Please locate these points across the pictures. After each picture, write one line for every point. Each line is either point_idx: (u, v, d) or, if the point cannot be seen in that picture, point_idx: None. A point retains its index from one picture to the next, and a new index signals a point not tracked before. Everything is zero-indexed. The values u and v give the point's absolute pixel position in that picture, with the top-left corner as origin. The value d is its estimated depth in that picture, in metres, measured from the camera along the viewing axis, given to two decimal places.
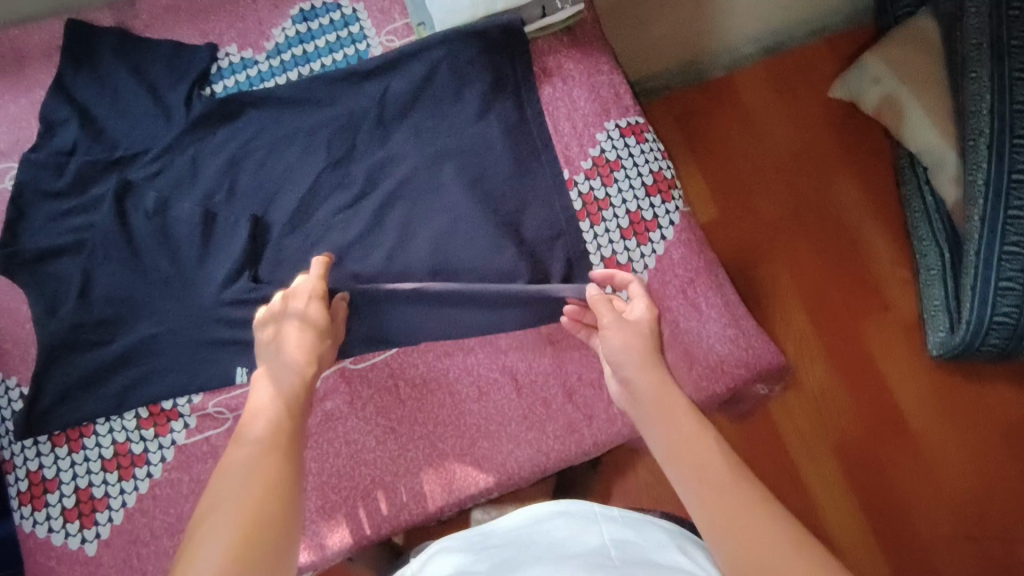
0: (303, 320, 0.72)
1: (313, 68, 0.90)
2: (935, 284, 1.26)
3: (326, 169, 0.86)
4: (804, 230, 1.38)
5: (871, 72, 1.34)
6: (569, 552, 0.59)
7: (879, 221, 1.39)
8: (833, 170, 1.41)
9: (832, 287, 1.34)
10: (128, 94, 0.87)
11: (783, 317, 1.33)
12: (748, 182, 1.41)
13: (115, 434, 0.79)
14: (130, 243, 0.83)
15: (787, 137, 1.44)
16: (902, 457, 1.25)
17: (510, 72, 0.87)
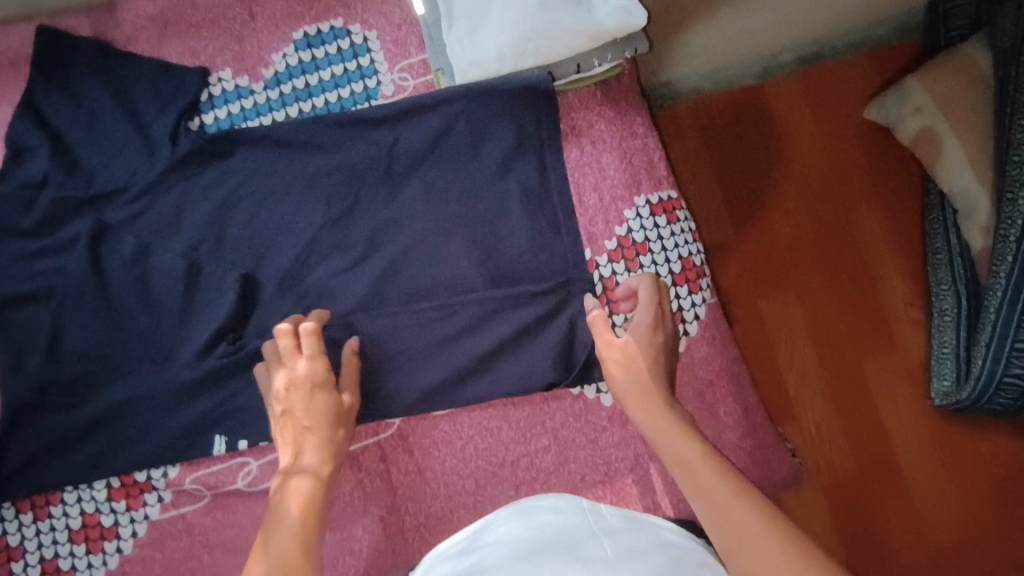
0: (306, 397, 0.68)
1: (315, 104, 0.81)
2: (947, 333, 1.12)
3: (325, 226, 0.77)
4: (818, 262, 1.19)
5: (913, 99, 1.11)
6: (561, 541, 0.56)
7: (899, 254, 1.20)
8: (860, 190, 1.21)
9: (842, 324, 1.17)
10: (105, 119, 0.78)
11: (787, 352, 1.17)
12: (761, 202, 1.21)
13: (84, 504, 0.74)
14: (105, 295, 0.76)
15: (814, 148, 1.22)
16: (895, 508, 1.12)
17: (535, 131, 0.78)
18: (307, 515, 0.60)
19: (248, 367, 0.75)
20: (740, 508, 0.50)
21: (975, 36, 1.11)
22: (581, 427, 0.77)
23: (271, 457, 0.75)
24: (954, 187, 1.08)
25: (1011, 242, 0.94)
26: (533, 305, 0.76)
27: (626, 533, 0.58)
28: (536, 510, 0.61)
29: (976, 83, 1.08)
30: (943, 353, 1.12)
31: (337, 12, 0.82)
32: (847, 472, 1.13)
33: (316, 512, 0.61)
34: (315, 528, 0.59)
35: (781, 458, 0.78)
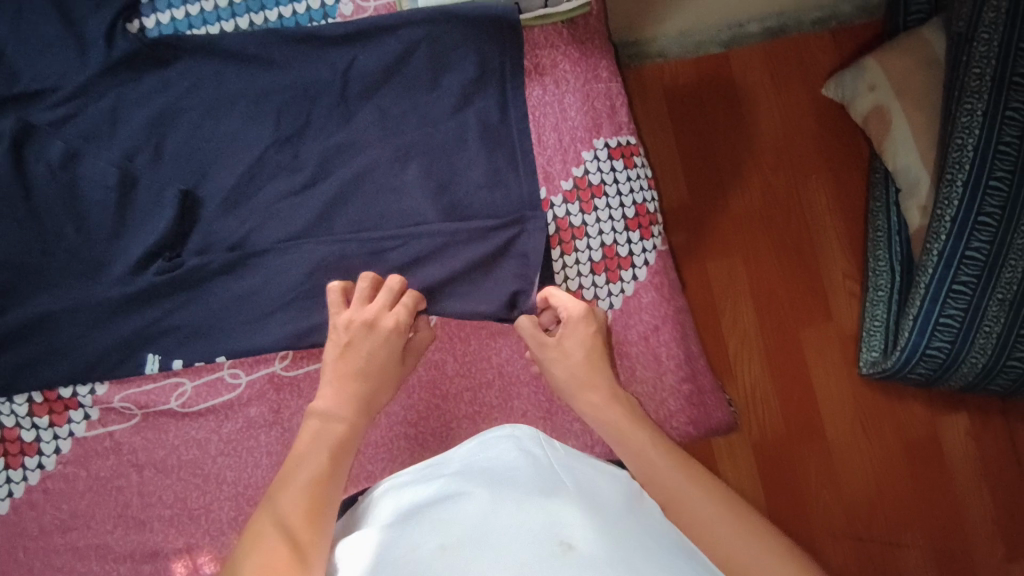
0: (374, 343, 0.66)
1: (268, 18, 0.77)
2: (879, 304, 1.18)
3: (273, 146, 0.74)
4: (765, 230, 1.26)
5: (868, 77, 1.17)
6: (521, 472, 0.56)
7: (841, 229, 1.27)
8: (809, 167, 1.27)
9: (782, 292, 1.25)
10: (32, 11, 0.72)
11: (729, 314, 1.24)
12: (718, 170, 1.26)
13: (3, 418, 0.72)
14: (28, 202, 0.71)
15: (770, 124, 1.28)
16: (814, 463, 1.20)
17: (498, 63, 0.76)
18: (336, 453, 0.60)
19: (184, 285, 0.73)
20: (679, 478, 0.59)
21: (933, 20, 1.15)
22: (525, 364, 0.78)
23: (208, 378, 0.74)
24: (898, 163, 1.14)
25: (945, 222, 0.95)
26: (489, 240, 0.74)
27: (582, 468, 0.59)
28: (492, 442, 0.61)
29: (926, 64, 1.13)
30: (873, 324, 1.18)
31: None
32: (774, 428, 1.21)
33: (342, 453, 0.60)
34: (340, 467, 0.59)
35: (719, 405, 0.80)
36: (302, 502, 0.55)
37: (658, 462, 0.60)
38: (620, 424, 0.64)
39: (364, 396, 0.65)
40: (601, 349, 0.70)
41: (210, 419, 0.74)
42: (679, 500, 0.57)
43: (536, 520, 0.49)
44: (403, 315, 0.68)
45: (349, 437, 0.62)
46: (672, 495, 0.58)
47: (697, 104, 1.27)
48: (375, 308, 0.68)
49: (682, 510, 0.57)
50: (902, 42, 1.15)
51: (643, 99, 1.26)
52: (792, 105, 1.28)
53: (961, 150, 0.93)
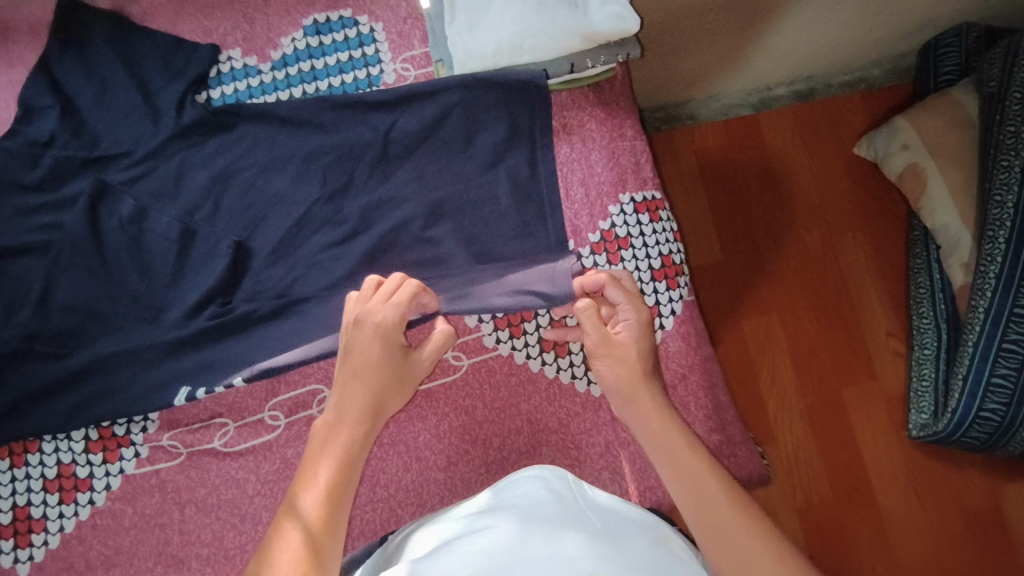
0: (372, 343, 0.67)
1: (319, 87, 0.85)
2: (927, 365, 1.17)
3: (318, 202, 0.80)
4: (804, 292, 1.27)
5: (900, 137, 1.19)
6: (551, 510, 0.57)
7: (882, 289, 1.27)
8: (846, 227, 1.29)
9: (822, 351, 1.25)
10: (115, 86, 0.81)
11: (770, 374, 1.24)
12: (754, 234, 1.29)
13: (61, 454, 0.76)
14: (100, 253, 0.78)
15: (805, 185, 1.31)
16: (863, 529, 1.18)
17: (527, 123, 0.81)
18: (342, 463, 0.63)
19: (234, 330, 0.78)
20: (712, 487, 0.62)
21: (965, 80, 1.16)
22: (554, 411, 0.79)
23: (249, 420, 0.78)
24: (937, 222, 1.14)
25: (990, 278, 1.00)
26: (518, 272, 0.78)
27: (610, 513, 0.60)
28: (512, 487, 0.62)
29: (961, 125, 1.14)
30: (921, 384, 1.18)
31: (347, 3, 0.86)
32: (820, 491, 1.20)
33: (350, 464, 0.64)
34: (349, 478, 0.63)
35: (750, 457, 0.79)
36: (319, 513, 0.59)
37: (694, 467, 0.63)
38: (663, 443, 0.66)
39: (374, 398, 0.67)
40: (642, 348, 0.72)
41: (249, 459, 0.77)
42: (711, 510, 0.60)
43: (569, 555, 0.51)
44: (396, 313, 0.67)
45: (355, 446, 0.65)
46: (704, 505, 0.61)
47: (731, 167, 1.31)
48: (369, 306, 0.68)
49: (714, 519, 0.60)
50: (933, 103, 1.17)
51: (677, 164, 1.31)
52: (827, 166, 1.31)
53: (1001, 208, 1.00)
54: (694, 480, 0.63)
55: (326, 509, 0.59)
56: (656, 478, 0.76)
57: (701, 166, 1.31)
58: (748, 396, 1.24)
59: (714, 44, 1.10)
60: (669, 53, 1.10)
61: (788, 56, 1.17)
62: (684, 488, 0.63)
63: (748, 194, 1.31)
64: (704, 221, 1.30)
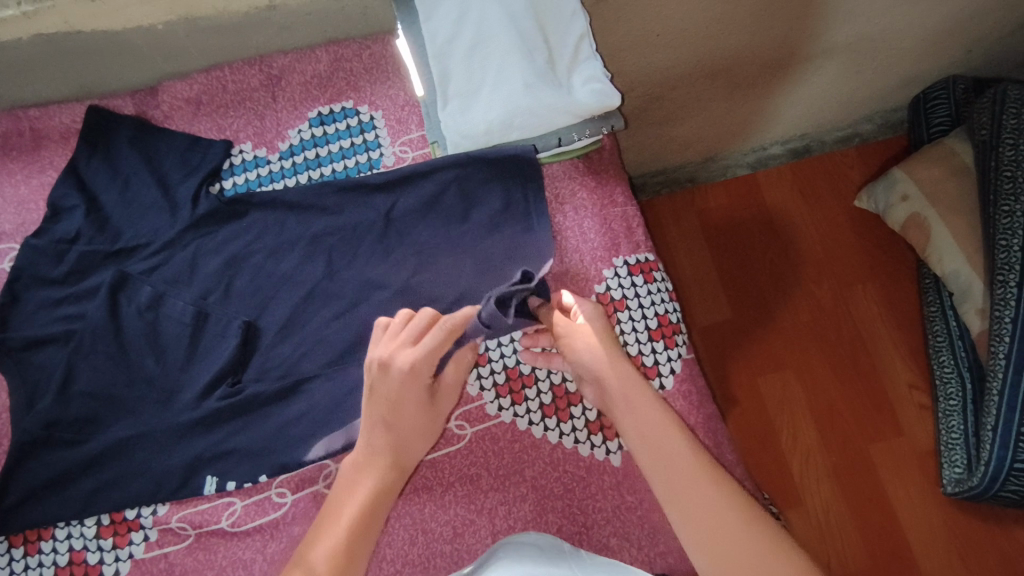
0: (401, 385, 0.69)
1: (324, 173, 0.90)
2: (953, 417, 1.14)
3: (324, 281, 0.84)
4: (819, 346, 1.26)
5: (899, 188, 1.21)
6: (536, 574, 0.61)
7: (898, 339, 1.26)
8: (854, 278, 1.29)
9: (843, 405, 1.23)
10: (137, 183, 0.87)
11: (790, 431, 1.22)
12: (763, 290, 1.29)
13: (73, 540, 0.77)
14: (119, 340, 0.82)
15: (809, 240, 1.32)
16: None
17: (521, 195, 0.85)
18: (386, 479, 0.68)
19: (246, 410, 0.80)
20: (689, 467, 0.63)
21: (956, 130, 1.19)
22: (559, 476, 0.78)
23: (256, 498, 0.78)
24: (946, 270, 1.14)
25: (1006, 323, 0.99)
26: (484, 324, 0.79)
27: None
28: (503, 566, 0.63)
29: (957, 173, 1.16)
30: (951, 435, 1.14)
31: (348, 95, 0.92)
32: (853, 553, 1.15)
33: (373, 514, 0.66)
34: (386, 497, 0.68)
35: None
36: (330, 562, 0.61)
37: (699, 488, 0.62)
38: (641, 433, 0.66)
39: (399, 448, 0.70)
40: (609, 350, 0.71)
41: (257, 538, 0.77)
42: (722, 536, 0.59)
43: None
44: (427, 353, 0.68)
45: (381, 497, 0.67)
46: (716, 532, 0.60)
47: (734, 226, 1.33)
48: (394, 348, 0.69)
49: (720, 539, 0.59)
50: (926, 154, 1.20)
51: (680, 226, 1.33)
52: (829, 220, 1.33)
53: (1009, 253, 1.00)
54: (699, 500, 0.61)
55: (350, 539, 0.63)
56: (666, 543, 0.75)
57: (704, 227, 1.34)
58: (770, 458, 1.21)
59: (707, 110, 1.15)
60: (663, 121, 1.15)
61: (780, 118, 1.22)
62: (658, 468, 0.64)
63: (753, 250, 1.32)
64: (712, 280, 1.31)
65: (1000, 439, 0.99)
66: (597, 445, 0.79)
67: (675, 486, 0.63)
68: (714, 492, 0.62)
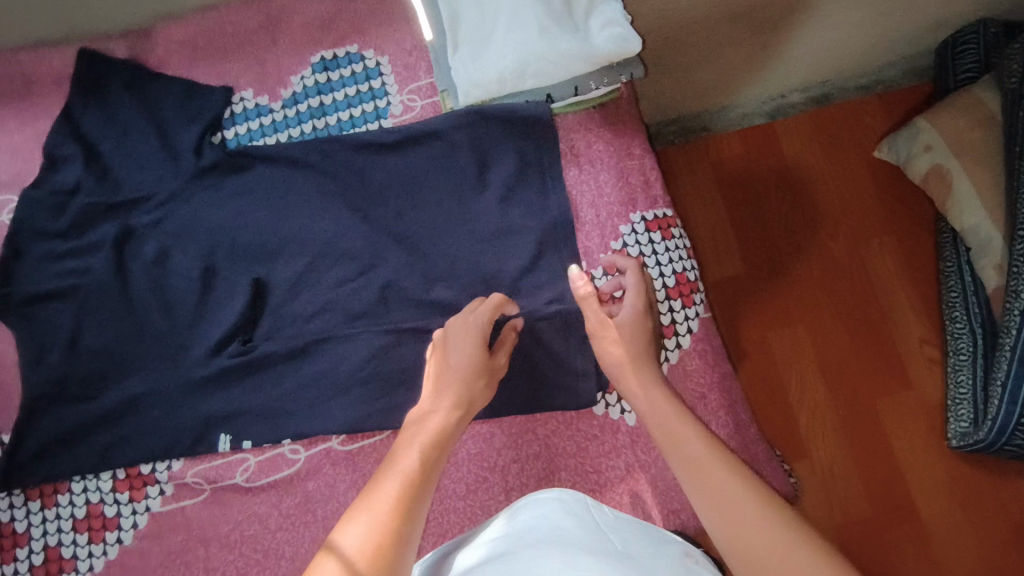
0: (463, 350, 0.70)
1: (329, 123, 0.86)
2: (963, 371, 1.14)
3: (333, 236, 0.81)
4: (831, 300, 1.24)
5: (921, 138, 1.16)
6: (564, 532, 0.57)
7: (912, 294, 1.24)
8: (870, 231, 1.26)
9: (853, 360, 1.22)
10: (136, 132, 0.83)
11: (799, 385, 1.21)
12: (776, 244, 1.27)
13: (90, 494, 0.77)
14: (126, 294, 0.80)
15: (826, 192, 1.28)
16: (905, 543, 1.14)
17: (536, 155, 0.82)
18: (426, 457, 0.61)
19: (256, 368, 0.79)
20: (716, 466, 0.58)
21: (985, 77, 1.13)
22: (572, 435, 0.78)
23: (270, 454, 0.78)
24: (965, 224, 1.11)
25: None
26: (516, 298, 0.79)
27: (626, 533, 0.59)
28: (517, 515, 0.62)
29: (983, 123, 1.11)
30: (959, 391, 1.14)
31: (353, 39, 0.87)
32: (856, 505, 1.16)
33: (414, 491, 0.58)
34: (432, 474, 0.60)
35: (774, 477, 0.77)
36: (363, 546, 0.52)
37: (702, 460, 0.59)
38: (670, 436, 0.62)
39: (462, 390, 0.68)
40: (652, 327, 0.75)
41: (272, 494, 0.77)
42: (738, 518, 0.54)
43: (582, 566, 0.50)
44: (485, 323, 0.72)
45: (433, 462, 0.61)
46: (729, 512, 0.54)
47: (749, 178, 1.29)
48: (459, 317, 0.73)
49: (727, 510, 0.55)
50: (951, 102, 1.15)
51: (693, 177, 1.30)
52: (847, 171, 1.29)
53: None
54: (717, 486, 0.57)
55: (395, 509, 0.55)
56: (679, 502, 0.75)
57: (719, 178, 1.30)
58: (778, 413, 1.21)
59: (725, 56, 1.10)
60: (679, 68, 1.10)
61: (801, 64, 1.16)
62: (688, 476, 0.59)
63: (768, 202, 1.29)
64: (726, 233, 1.28)
65: (1009, 395, 0.98)
66: (613, 404, 0.78)
67: (684, 460, 0.60)
68: (721, 469, 0.58)
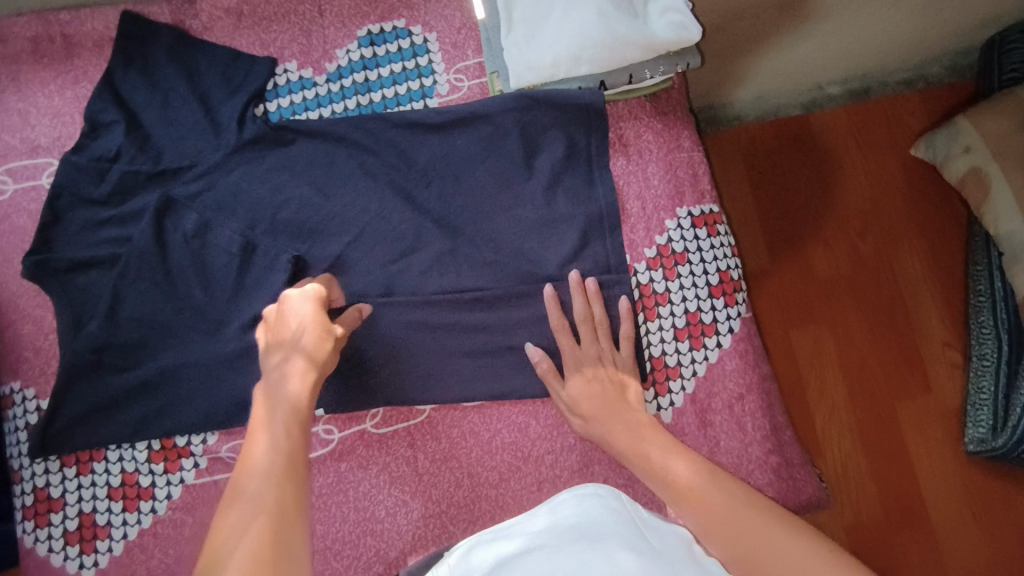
0: (301, 313, 0.69)
1: (373, 99, 0.84)
2: (985, 377, 1.12)
3: (375, 219, 0.80)
4: (856, 297, 1.23)
5: (961, 139, 1.13)
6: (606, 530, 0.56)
7: (937, 295, 1.23)
8: (900, 230, 1.24)
9: (874, 358, 1.21)
10: (178, 99, 0.82)
11: (819, 382, 1.21)
12: (804, 237, 1.25)
13: (125, 463, 0.78)
14: (165, 266, 0.79)
15: (857, 189, 1.26)
16: (913, 539, 1.14)
17: (585, 143, 0.80)
18: (300, 398, 0.62)
19: None
20: (700, 480, 0.63)
21: None
22: None
23: None
24: (1000, 229, 1.07)
25: None
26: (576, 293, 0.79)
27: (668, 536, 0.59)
28: (529, 521, 0.62)
29: None
30: (980, 395, 1.13)
31: (401, 13, 0.86)
32: (869, 500, 1.16)
33: (297, 433, 0.59)
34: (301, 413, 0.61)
35: (808, 480, 0.77)
36: (271, 485, 0.53)
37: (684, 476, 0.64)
38: (648, 454, 0.67)
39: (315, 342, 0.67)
40: (608, 329, 0.77)
41: None
42: (728, 523, 0.58)
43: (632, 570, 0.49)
44: (319, 296, 0.72)
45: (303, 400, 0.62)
46: (719, 519, 0.59)
47: (782, 169, 1.26)
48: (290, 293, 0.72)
49: (717, 513, 0.59)
50: (993, 103, 1.10)
51: (725, 165, 1.26)
52: (881, 169, 1.26)
53: None
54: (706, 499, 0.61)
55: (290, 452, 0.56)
56: None
57: (751, 167, 1.26)
58: (797, 407, 1.20)
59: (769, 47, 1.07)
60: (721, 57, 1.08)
61: (846, 57, 1.14)
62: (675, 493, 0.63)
63: (800, 194, 1.26)
64: (755, 224, 1.25)
65: None
66: (650, 401, 0.79)
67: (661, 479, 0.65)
68: (704, 479, 0.63)
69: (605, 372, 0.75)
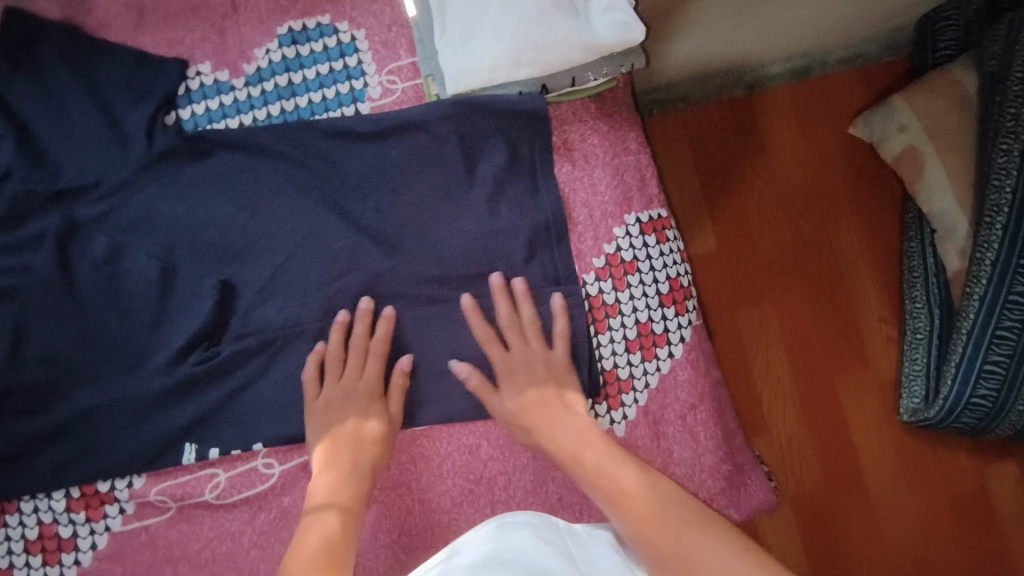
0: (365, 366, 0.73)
1: (298, 104, 0.78)
2: (919, 349, 1.06)
3: (306, 236, 0.74)
4: (797, 267, 1.15)
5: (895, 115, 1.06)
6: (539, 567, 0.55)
7: (879, 262, 1.15)
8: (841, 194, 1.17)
9: (815, 331, 1.14)
10: (75, 108, 0.73)
11: (760, 356, 1.13)
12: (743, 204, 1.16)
13: (42, 514, 0.71)
14: (72, 296, 0.72)
15: (797, 153, 1.18)
16: (857, 516, 1.09)
17: (527, 150, 0.77)
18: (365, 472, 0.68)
19: (223, 377, 0.73)
20: (643, 490, 0.63)
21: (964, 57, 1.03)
22: None
23: (241, 468, 0.73)
24: (933, 208, 1.01)
25: (986, 265, 0.87)
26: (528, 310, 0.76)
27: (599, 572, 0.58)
28: (466, 550, 0.59)
29: (959, 105, 1.01)
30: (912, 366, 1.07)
31: (324, 8, 0.79)
32: (813, 477, 1.10)
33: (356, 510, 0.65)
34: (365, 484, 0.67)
35: (758, 484, 0.79)
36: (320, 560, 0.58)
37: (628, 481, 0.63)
38: (585, 457, 0.66)
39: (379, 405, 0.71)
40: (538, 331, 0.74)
41: (244, 510, 0.72)
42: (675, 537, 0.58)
43: None
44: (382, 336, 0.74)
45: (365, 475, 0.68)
46: (664, 533, 0.59)
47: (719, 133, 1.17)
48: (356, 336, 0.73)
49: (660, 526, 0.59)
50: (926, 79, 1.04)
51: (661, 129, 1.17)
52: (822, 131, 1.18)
53: (999, 193, 0.86)
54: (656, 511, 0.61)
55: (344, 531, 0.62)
56: None
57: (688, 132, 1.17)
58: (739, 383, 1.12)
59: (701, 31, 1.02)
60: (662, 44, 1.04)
61: (779, 40, 1.09)
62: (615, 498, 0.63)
63: (738, 159, 1.17)
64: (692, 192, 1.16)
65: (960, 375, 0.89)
66: (602, 415, 0.77)
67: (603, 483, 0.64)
68: (648, 490, 0.63)
69: (540, 372, 0.72)
